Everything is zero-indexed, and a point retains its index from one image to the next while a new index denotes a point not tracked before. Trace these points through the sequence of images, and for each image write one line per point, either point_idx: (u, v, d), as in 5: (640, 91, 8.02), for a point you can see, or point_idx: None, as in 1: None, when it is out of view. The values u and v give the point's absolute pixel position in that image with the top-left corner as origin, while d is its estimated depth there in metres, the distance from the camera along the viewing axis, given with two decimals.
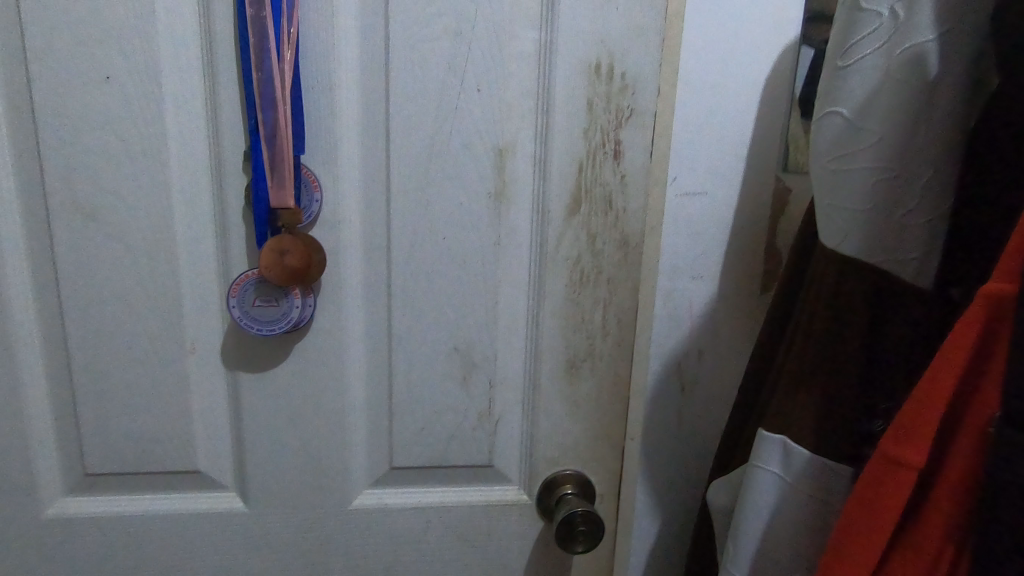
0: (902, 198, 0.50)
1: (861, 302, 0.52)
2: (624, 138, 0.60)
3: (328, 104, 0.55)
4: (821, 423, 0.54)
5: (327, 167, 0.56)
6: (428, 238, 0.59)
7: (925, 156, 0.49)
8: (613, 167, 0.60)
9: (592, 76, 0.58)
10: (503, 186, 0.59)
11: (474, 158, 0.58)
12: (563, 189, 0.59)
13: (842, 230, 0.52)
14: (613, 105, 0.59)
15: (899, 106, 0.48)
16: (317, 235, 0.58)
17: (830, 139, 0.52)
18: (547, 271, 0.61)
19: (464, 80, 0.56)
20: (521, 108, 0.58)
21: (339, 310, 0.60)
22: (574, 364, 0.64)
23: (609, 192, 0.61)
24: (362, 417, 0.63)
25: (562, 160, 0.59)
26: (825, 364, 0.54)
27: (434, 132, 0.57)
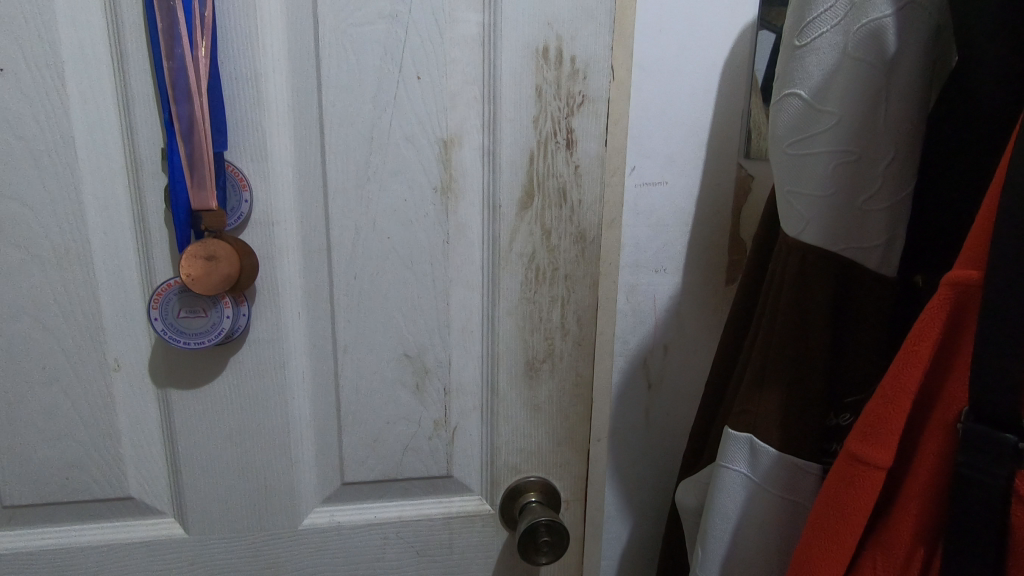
0: (862, 182, 0.48)
1: (823, 293, 0.50)
2: (576, 126, 0.56)
3: (255, 95, 0.51)
4: (788, 419, 0.52)
5: (257, 164, 0.52)
6: (371, 238, 0.55)
7: (886, 137, 0.47)
8: (565, 158, 0.56)
9: (539, 61, 0.54)
10: (450, 180, 0.55)
11: (417, 151, 0.54)
12: (514, 182, 0.56)
13: (803, 218, 0.50)
14: (562, 92, 0.55)
15: (856, 87, 0.46)
16: (249, 239, 0.53)
17: (789, 123, 0.50)
18: (502, 269, 0.58)
19: (402, 67, 0.52)
20: (466, 96, 0.54)
21: (278, 318, 0.56)
22: (533, 367, 0.61)
23: (562, 183, 0.57)
24: (309, 432, 0.59)
25: (511, 151, 0.55)
26: (790, 357, 0.52)
27: (373, 123, 0.53)
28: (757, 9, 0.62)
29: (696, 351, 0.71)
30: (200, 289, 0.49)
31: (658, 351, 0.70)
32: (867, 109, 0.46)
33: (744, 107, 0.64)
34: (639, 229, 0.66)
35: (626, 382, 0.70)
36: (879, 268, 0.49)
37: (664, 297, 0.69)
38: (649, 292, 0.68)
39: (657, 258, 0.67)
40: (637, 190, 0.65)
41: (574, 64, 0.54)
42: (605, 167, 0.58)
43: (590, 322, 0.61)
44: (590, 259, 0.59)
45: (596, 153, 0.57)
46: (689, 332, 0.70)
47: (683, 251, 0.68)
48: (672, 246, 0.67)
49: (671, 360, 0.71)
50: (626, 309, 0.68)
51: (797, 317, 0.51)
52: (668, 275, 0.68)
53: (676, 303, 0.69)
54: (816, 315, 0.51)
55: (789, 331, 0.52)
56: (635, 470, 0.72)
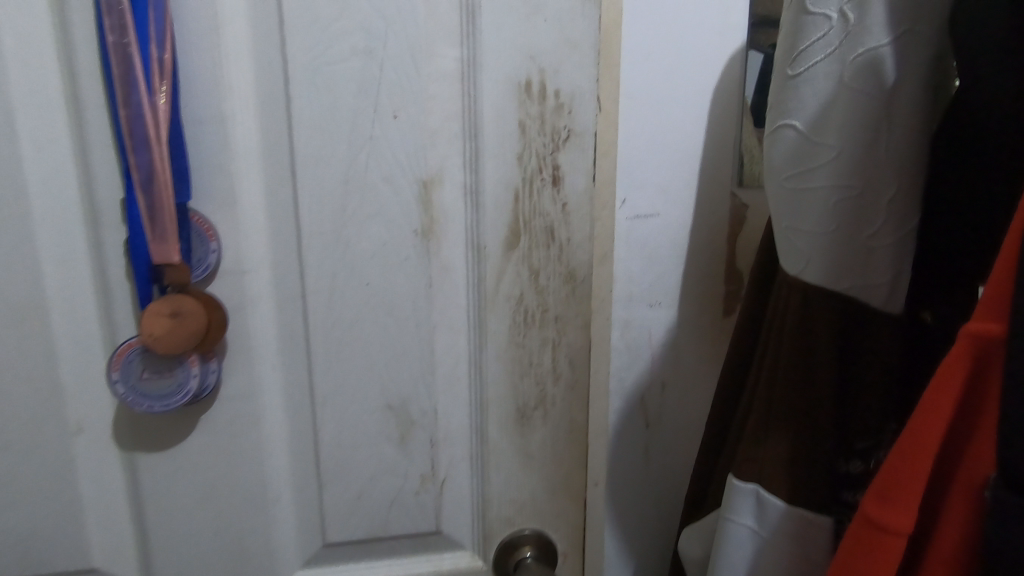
0: (865, 218, 0.45)
1: (827, 334, 0.47)
2: (563, 162, 0.53)
3: (222, 139, 0.48)
4: (796, 468, 0.49)
5: (226, 211, 0.49)
6: (349, 284, 0.52)
7: (888, 171, 0.44)
8: (552, 195, 0.54)
9: (522, 95, 0.51)
10: (431, 221, 0.53)
11: (396, 193, 0.51)
12: (499, 222, 0.53)
13: (804, 255, 0.48)
14: (547, 127, 0.52)
15: (855, 119, 0.44)
16: (217, 290, 0.50)
17: (784, 155, 0.48)
18: (488, 312, 0.55)
19: (378, 106, 0.49)
20: (446, 134, 0.52)
21: (251, 372, 0.52)
22: (524, 414, 0.58)
23: (549, 222, 0.54)
24: (287, 491, 0.56)
25: (495, 190, 0.53)
26: (795, 402, 0.49)
27: (348, 164, 0.50)
28: (746, 35, 0.60)
29: (694, 387, 0.68)
30: (161, 347, 0.46)
31: (655, 388, 0.67)
32: (867, 141, 0.44)
33: (736, 135, 0.62)
34: (632, 263, 0.64)
35: (623, 422, 0.67)
36: (886, 306, 0.47)
37: (659, 333, 0.66)
38: (644, 327, 0.65)
39: (652, 292, 0.65)
40: (629, 223, 0.63)
41: (558, 98, 0.52)
42: (594, 203, 0.55)
43: (583, 365, 0.58)
44: (580, 299, 0.56)
45: (584, 189, 0.54)
46: (686, 368, 0.67)
47: (678, 284, 0.65)
48: (666, 279, 0.65)
49: (669, 397, 0.67)
50: (620, 347, 0.66)
51: (802, 360, 0.48)
52: (663, 309, 0.65)
53: (673, 339, 0.66)
54: (821, 357, 0.48)
55: (794, 374, 0.49)
56: (635, 513, 0.69)
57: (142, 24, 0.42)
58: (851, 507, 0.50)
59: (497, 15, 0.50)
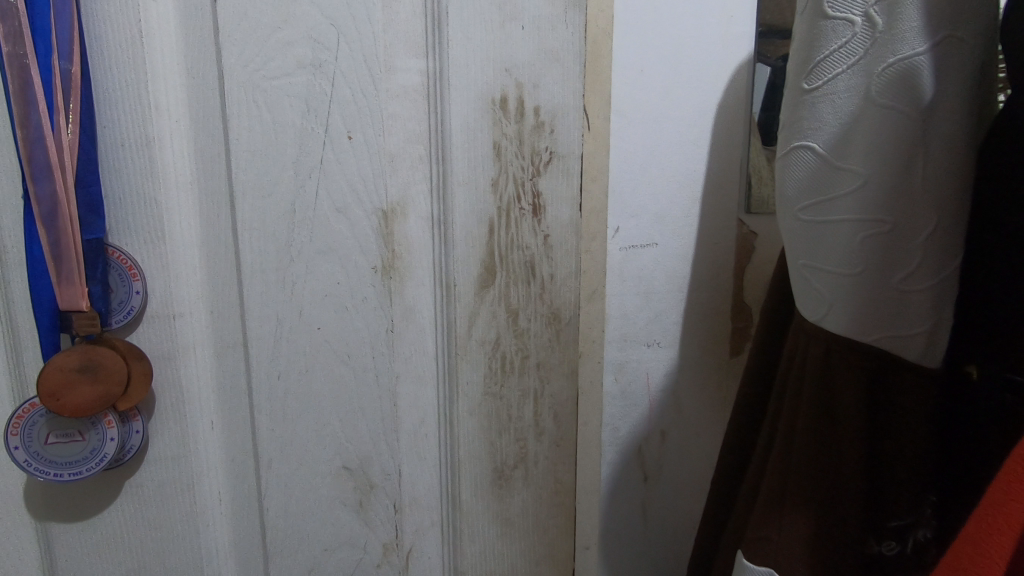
0: (898, 258, 0.36)
1: (856, 393, 0.38)
2: (543, 189, 0.46)
3: (146, 164, 0.41)
4: (818, 553, 0.39)
5: (153, 247, 0.42)
6: (297, 329, 0.45)
7: (925, 205, 0.35)
8: (533, 227, 0.47)
9: (496, 114, 0.45)
10: (393, 258, 0.46)
11: (352, 224, 0.45)
12: (471, 257, 0.46)
13: (824, 300, 0.39)
14: (524, 149, 0.46)
15: (884, 140, 0.35)
16: (143, 338, 0.43)
17: (800, 182, 0.40)
18: (460, 360, 0.48)
19: (330, 127, 0.43)
20: (410, 157, 0.45)
21: (183, 431, 0.45)
22: (502, 474, 0.50)
23: (529, 257, 0.47)
24: (229, 565, 0.48)
25: (466, 221, 0.46)
26: (817, 477, 0.39)
27: (294, 192, 0.43)
28: (754, 46, 0.54)
29: (699, 437, 0.60)
30: (73, 396, 0.39)
31: (654, 439, 0.59)
32: (899, 167, 0.35)
33: (742, 156, 0.56)
34: (627, 299, 0.56)
35: (619, 477, 0.58)
36: (921, 362, 0.38)
37: (659, 377, 0.58)
38: (641, 370, 0.58)
39: (649, 332, 0.57)
40: (623, 253, 0.55)
41: (538, 116, 0.45)
42: (581, 235, 0.48)
43: (569, 417, 0.51)
44: (565, 345, 0.49)
45: (569, 220, 0.47)
46: (689, 416, 0.60)
47: (678, 322, 0.58)
48: (665, 317, 0.57)
49: (670, 449, 0.60)
50: (614, 394, 0.58)
51: (825, 426, 0.39)
52: (663, 349, 0.58)
53: (673, 384, 0.59)
54: (848, 423, 0.38)
55: (815, 443, 0.39)
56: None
57: (43, 33, 0.36)
58: None
59: (467, 23, 0.43)
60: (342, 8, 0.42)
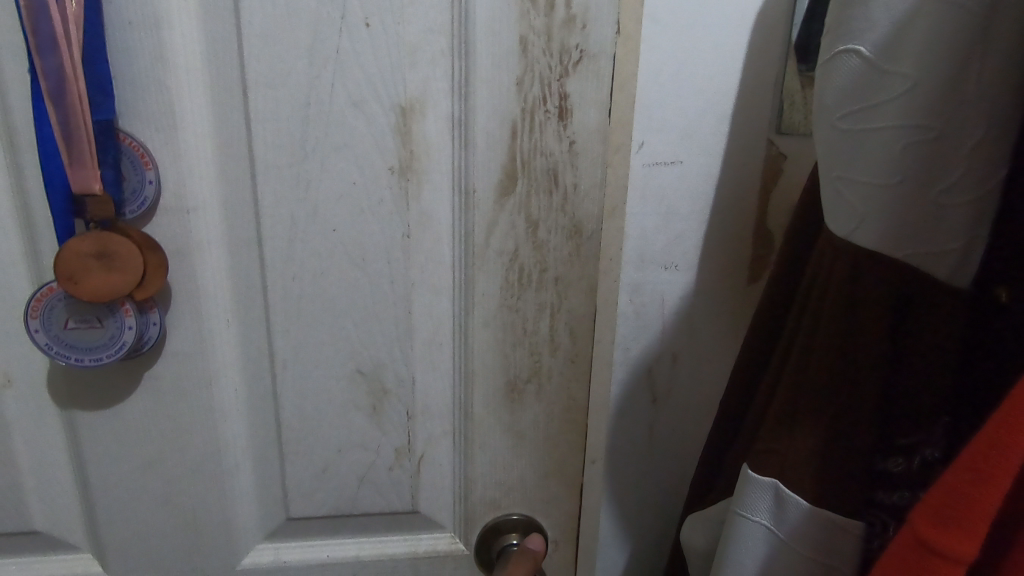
0: (941, 166, 0.34)
1: (880, 309, 0.37)
2: (572, 91, 0.43)
3: (156, 45, 0.39)
4: (824, 475, 0.38)
5: (165, 136, 0.41)
6: (311, 231, 0.44)
7: (975, 112, 0.33)
8: (558, 132, 0.44)
9: (525, 4, 0.41)
10: (409, 159, 0.43)
11: (367, 120, 0.42)
12: (492, 161, 0.44)
13: (858, 213, 0.37)
14: (553, 46, 0.42)
15: (940, 39, 0.33)
16: (158, 230, 0.43)
17: (844, 88, 0.37)
18: (477, 269, 0.47)
19: (346, 12, 0.40)
20: (430, 50, 0.42)
21: (200, 325, 0.45)
22: (515, 387, 0.51)
23: (552, 165, 0.45)
24: (246, 460, 0.50)
25: (489, 121, 0.43)
26: (824, 394, 0.39)
27: (308, 83, 0.41)
28: None
29: (712, 361, 0.60)
30: (93, 283, 0.39)
31: (665, 361, 0.59)
32: (952, 68, 0.33)
33: (778, 74, 0.52)
34: (648, 217, 0.54)
35: (627, 396, 0.59)
36: (949, 281, 0.36)
37: (676, 299, 0.57)
38: (657, 292, 0.57)
39: (667, 254, 0.56)
40: (647, 170, 0.53)
41: (570, 10, 0.41)
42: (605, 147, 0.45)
43: (585, 334, 0.50)
44: (587, 260, 0.48)
45: (595, 129, 0.44)
46: (702, 341, 0.59)
47: (697, 244, 0.56)
48: (685, 237, 0.56)
49: (681, 372, 0.59)
50: (627, 315, 0.57)
51: (839, 342, 0.38)
52: (679, 273, 0.57)
53: (689, 309, 0.58)
54: (865, 341, 0.37)
55: (828, 360, 0.39)
56: (630, 492, 0.62)
57: None
58: (892, 510, 0.40)
59: None
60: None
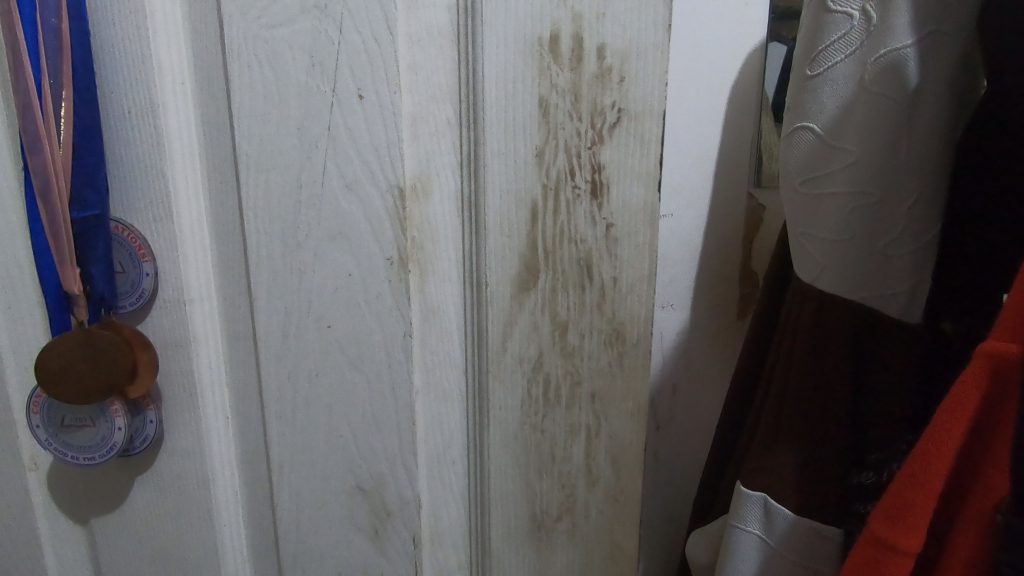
0: (887, 224, 0.34)
1: (844, 338, 0.36)
2: (607, 161, 0.34)
3: (152, 132, 0.37)
4: (802, 482, 0.37)
5: (162, 225, 0.39)
6: (305, 329, 0.38)
7: (914, 176, 0.33)
8: (590, 212, 0.35)
9: (546, 59, 0.33)
10: (410, 249, 0.36)
11: (362, 203, 0.35)
12: (509, 248, 0.35)
13: (816, 269, 0.36)
14: (581, 108, 0.33)
15: (880, 116, 0.32)
16: (157, 322, 0.40)
17: (799, 163, 0.36)
18: (491, 379, 0.38)
19: (336, 82, 0.33)
20: (432, 121, 0.35)
21: (199, 423, 0.42)
22: (542, 525, 0.40)
23: (583, 253, 0.35)
24: (247, 567, 0.45)
25: (503, 203, 0.35)
26: (808, 418, 0.37)
27: (299, 166, 0.35)
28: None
29: (714, 393, 0.51)
30: (63, 345, 0.38)
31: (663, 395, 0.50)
32: (893, 140, 0.32)
33: (754, 124, 0.46)
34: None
35: None
36: (905, 320, 0.35)
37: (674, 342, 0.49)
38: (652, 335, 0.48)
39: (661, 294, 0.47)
40: None
41: (603, 61, 0.33)
42: (651, 228, 0.35)
43: (634, 461, 0.39)
44: (633, 373, 0.38)
45: (643, 207, 0.35)
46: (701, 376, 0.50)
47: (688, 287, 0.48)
48: (678, 280, 0.48)
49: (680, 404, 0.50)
50: None
51: (811, 367, 0.37)
52: (677, 313, 0.48)
53: (688, 352, 0.49)
54: (831, 362, 0.36)
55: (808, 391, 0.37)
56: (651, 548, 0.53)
57: None
58: None
59: None
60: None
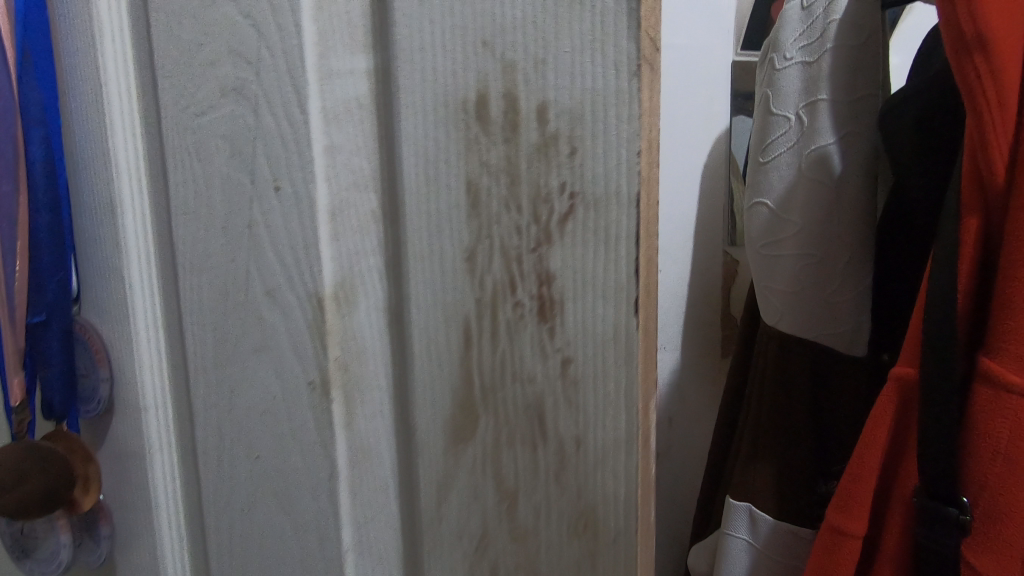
0: (833, 277, 0.37)
1: (805, 368, 0.42)
2: (573, 259, 0.19)
3: (112, 232, 0.34)
4: (782, 490, 0.42)
5: (121, 325, 0.35)
6: (235, 455, 0.29)
7: (851, 237, 0.37)
8: (543, 341, 0.20)
9: (473, 128, 0.19)
10: (333, 373, 0.24)
11: (284, 313, 0.25)
12: (441, 381, 0.22)
13: (777, 313, 0.41)
14: (520, 194, 0.19)
15: (817, 195, 0.37)
16: (119, 425, 0.37)
17: (757, 233, 0.41)
18: (422, 556, 0.24)
19: (255, 171, 0.25)
20: (351, 212, 0.23)
21: (155, 540, 0.37)
22: None
23: (534, 402, 0.21)
24: None
25: (425, 328, 0.21)
26: (783, 441, 0.43)
27: (228, 270, 0.28)
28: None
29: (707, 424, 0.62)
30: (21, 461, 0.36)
31: (662, 424, 0.61)
32: (829, 211, 0.37)
33: (726, 193, 0.58)
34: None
35: None
36: (849, 351, 0.39)
37: (670, 379, 0.60)
38: None
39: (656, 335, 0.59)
40: None
41: (548, 120, 0.18)
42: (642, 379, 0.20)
43: None
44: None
45: (625, 357, 0.19)
46: (692, 402, 0.61)
47: (679, 327, 0.59)
48: (669, 327, 0.59)
49: (677, 433, 0.61)
50: None
51: (778, 390, 0.43)
52: (669, 353, 0.60)
53: (679, 384, 0.60)
54: (799, 385, 0.42)
55: (777, 413, 0.43)
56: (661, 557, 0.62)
57: None
58: None
59: None
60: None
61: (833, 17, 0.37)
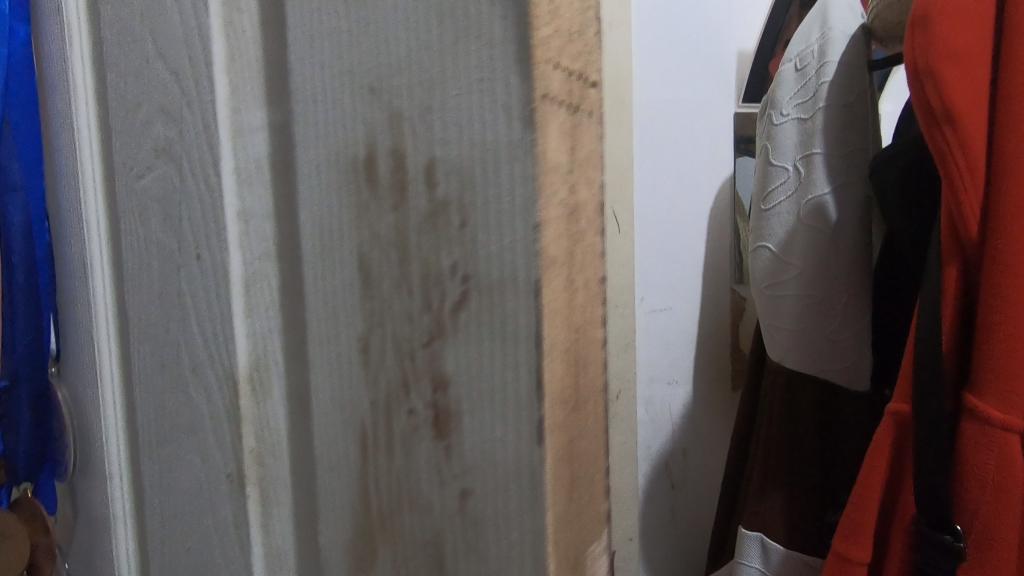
0: (840, 319, 0.33)
1: (818, 394, 0.35)
2: (463, 365, 0.15)
3: (82, 293, 0.33)
4: (795, 520, 0.35)
5: (90, 393, 0.33)
6: (172, 543, 0.26)
7: (855, 281, 0.32)
8: (438, 456, 0.16)
9: (365, 192, 0.16)
10: (249, 468, 0.20)
11: (205, 391, 0.22)
12: (337, 494, 0.18)
13: (781, 348, 0.36)
14: (411, 275, 0.15)
15: (818, 241, 0.32)
16: (89, 494, 0.35)
17: (757, 276, 0.36)
18: None
19: (182, 239, 0.23)
20: (267, 287, 0.20)
21: None
22: None
23: (433, 534, 0.17)
24: None
25: (330, 424, 0.18)
26: (793, 467, 0.35)
27: (165, 340, 0.25)
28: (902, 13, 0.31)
29: (720, 455, 0.56)
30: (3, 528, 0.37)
31: (676, 455, 0.54)
32: (830, 258, 0.32)
33: (732, 225, 0.53)
34: (651, 353, 0.52)
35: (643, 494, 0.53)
36: (854, 386, 0.33)
37: (682, 412, 0.54)
38: (666, 401, 0.53)
39: (671, 370, 0.53)
40: (648, 318, 0.52)
41: (438, 184, 0.15)
42: (540, 518, 0.15)
43: None
44: None
45: (523, 504, 0.15)
46: (710, 435, 0.55)
47: (692, 366, 0.54)
48: (680, 361, 0.54)
49: (693, 466, 0.55)
50: (643, 424, 0.53)
51: (787, 415, 0.36)
52: (681, 387, 0.54)
53: (693, 422, 0.55)
54: (809, 408, 0.35)
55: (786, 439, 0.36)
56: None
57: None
58: None
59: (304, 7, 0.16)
60: (151, 46, 0.23)
61: (823, 79, 0.32)
